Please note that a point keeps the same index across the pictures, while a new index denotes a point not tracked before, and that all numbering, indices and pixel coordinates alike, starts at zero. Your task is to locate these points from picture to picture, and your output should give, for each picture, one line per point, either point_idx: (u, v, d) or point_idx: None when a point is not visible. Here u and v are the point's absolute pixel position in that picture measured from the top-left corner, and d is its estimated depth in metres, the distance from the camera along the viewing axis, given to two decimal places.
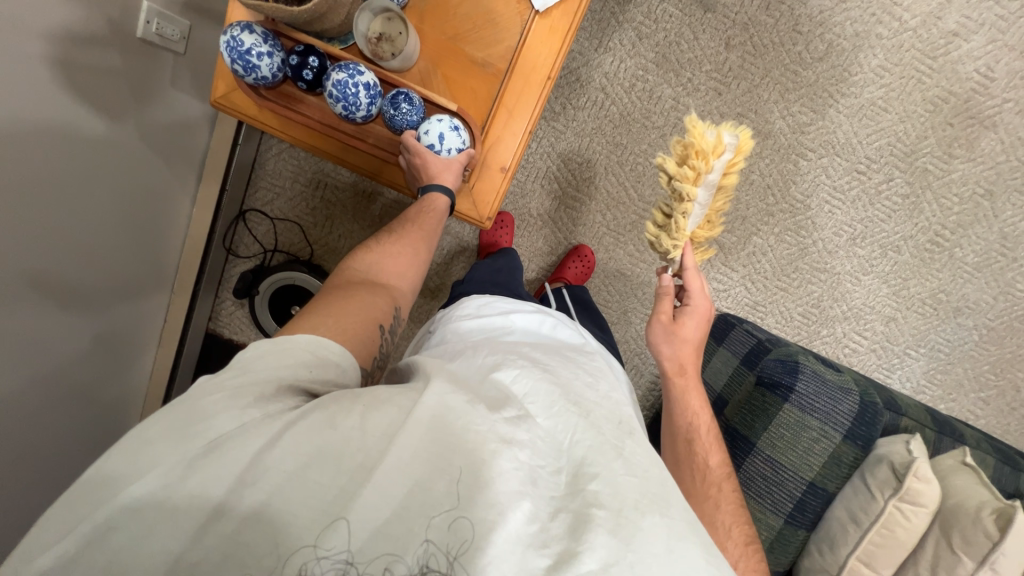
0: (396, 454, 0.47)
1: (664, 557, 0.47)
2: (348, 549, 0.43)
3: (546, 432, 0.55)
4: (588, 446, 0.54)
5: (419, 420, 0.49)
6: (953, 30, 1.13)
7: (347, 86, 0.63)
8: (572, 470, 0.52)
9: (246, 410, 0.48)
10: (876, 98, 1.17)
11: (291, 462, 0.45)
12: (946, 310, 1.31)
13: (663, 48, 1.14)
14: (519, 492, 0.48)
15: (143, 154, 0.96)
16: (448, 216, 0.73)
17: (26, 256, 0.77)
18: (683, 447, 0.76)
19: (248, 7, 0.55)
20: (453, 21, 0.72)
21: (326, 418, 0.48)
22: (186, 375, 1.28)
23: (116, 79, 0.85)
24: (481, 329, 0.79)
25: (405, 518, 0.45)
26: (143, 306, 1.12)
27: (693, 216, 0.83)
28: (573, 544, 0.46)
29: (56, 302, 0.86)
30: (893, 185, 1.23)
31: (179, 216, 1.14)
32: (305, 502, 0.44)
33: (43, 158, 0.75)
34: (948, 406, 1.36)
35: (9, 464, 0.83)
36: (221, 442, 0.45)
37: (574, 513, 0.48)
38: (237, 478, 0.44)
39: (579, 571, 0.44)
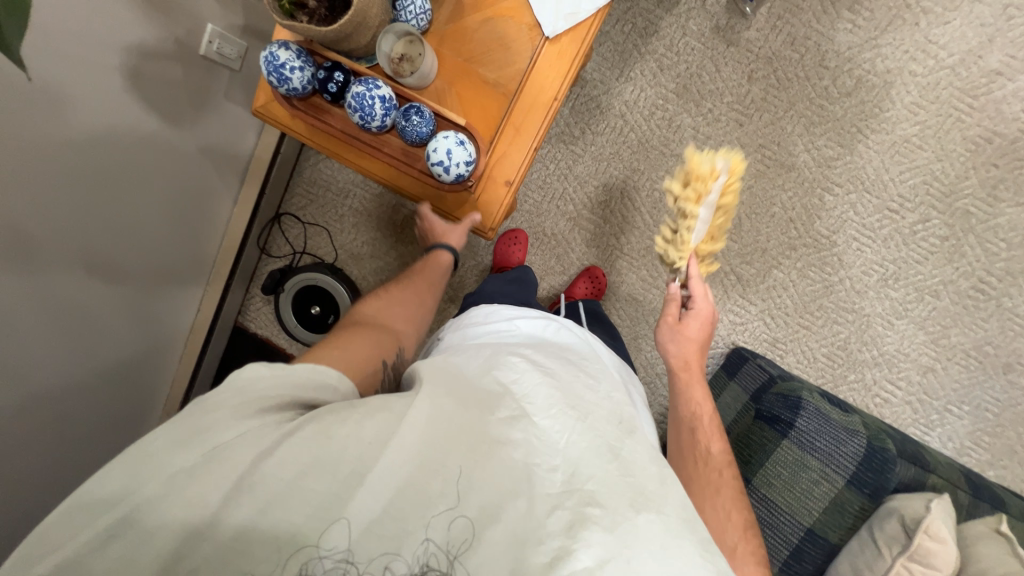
0: (391, 455, 0.49)
1: (659, 552, 0.49)
2: (348, 547, 0.45)
3: (542, 432, 0.56)
4: (584, 445, 0.55)
5: (412, 423, 0.51)
6: (995, 69, 1.08)
7: (365, 98, 0.69)
8: (571, 471, 0.53)
9: (247, 420, 0.49)
10: (910, 135, 1.12)
11: (290, 461, 0.47)
12: (994, 366, 1.21)
13: (684, 79, 1.16)
14: (515, 491, 0.51)
15: (193, 155, 1.06)
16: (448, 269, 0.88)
17: (86, 236, 0.88)
18: (688, 435, 0.72)
19: (285, 28, 0.62)
20: (469, 45, 0.77)
21: (321, 429, 0.49)
22: (210, 362, 1.37)
23: (177, 88, 0.96)
24: (488, 331, 0.81)
25: (406, 520, 0.47)
26: (181, 296, 1.21)
27: (697, 229, 0.82)
28: (569, 541, 0.48)
29: (102, 282, 0.96)
30: (929, 226, 1.16)
31: (220, 215, 1.24)
32: (299, 507, 0.45)
33: (106, 151, 0.86)
34: (999, 473, 1.23)
35: (42, 426, 0.91)
36: (221, 450, 0.47)
37: (572, 513, 0.50)
38: (226, 462, 0.46)
39: (574, 566, 0.47)
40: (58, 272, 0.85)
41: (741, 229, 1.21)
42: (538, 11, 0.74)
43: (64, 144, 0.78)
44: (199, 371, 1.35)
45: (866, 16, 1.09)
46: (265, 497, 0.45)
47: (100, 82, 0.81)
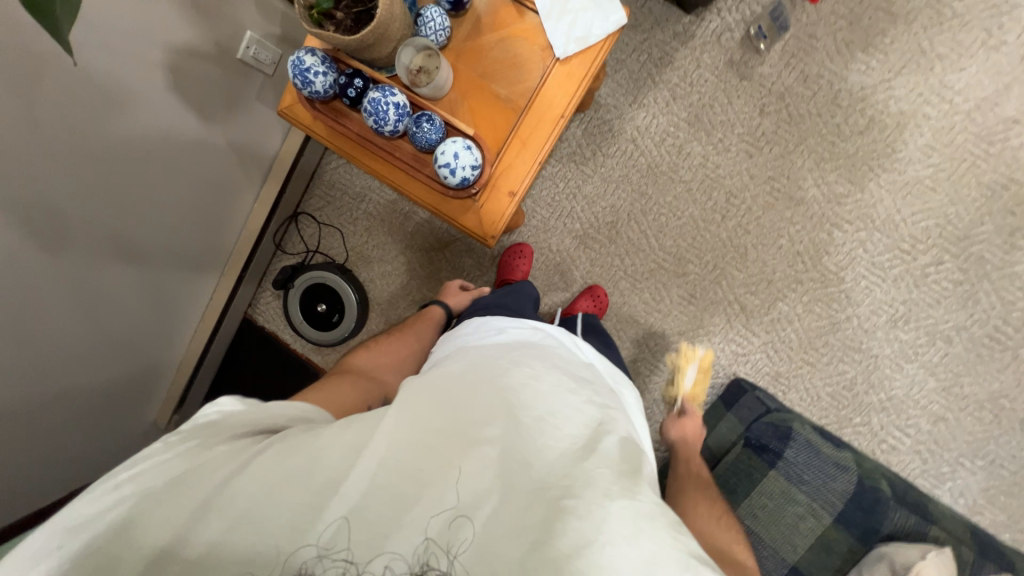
0: (363, 464, 0.51)
1: (634, 540, 0.49)
2: (347, 548, 0.47)
3: (517, 431, 0.56)
4: (559, 447, 0.56)
5: (384, 431, 0.54)
6: (1012, 117, 1.07)
7: (380, 104, 0.73)
8: (544, 469, 0.53)
9: (217, 445, 0.54)
10: (923, 176, 1.11)
11: (262, 473, 0.50)
12: (1010, 420, 1.16)
13: (695, 109, 1.18)
14: (490, 487, 0.52)
15: (221, 151, 1.12)
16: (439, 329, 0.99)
17: (112, 215, 0.95)
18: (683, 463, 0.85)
19: (312, 36, 0.67)
20: (484, 62, 0.80)
21: (286, 446, 0.53)
22: (217, 350, 1.40)
23: (213, 87, 1.02)
24: (477, 329, 0.81)
25: (395, 519, 0.49)
26: (197, 284, 1.27)
27: (686, 378, 1.09)
28: (546, 534, 0.48)
29: (115, 260, 1.01)
30: (942, 269, 1.14)
31: (240, 210, 1.30)
32: (279, 512, 0.48)
33: (139, 141, 0.93)
34: (1015, 536, 1.16)
35: (33, 390, 0.94)
36: (191, 470, 0.51)
37: (548, 506, 0.50)
38: (200, 474, 0.51)
39: (550, 557, 0.47)
40: (75, 242, 0.91)
41: (747, 259, 1.21)
42: (552, 33, 0.77)
43: (93, 127, 0.84)
44: (205, 361, 1.38)
45: (881, 57, 1.09)
46: (231, 509, 0.48)
47: (138, 75, 0.88)
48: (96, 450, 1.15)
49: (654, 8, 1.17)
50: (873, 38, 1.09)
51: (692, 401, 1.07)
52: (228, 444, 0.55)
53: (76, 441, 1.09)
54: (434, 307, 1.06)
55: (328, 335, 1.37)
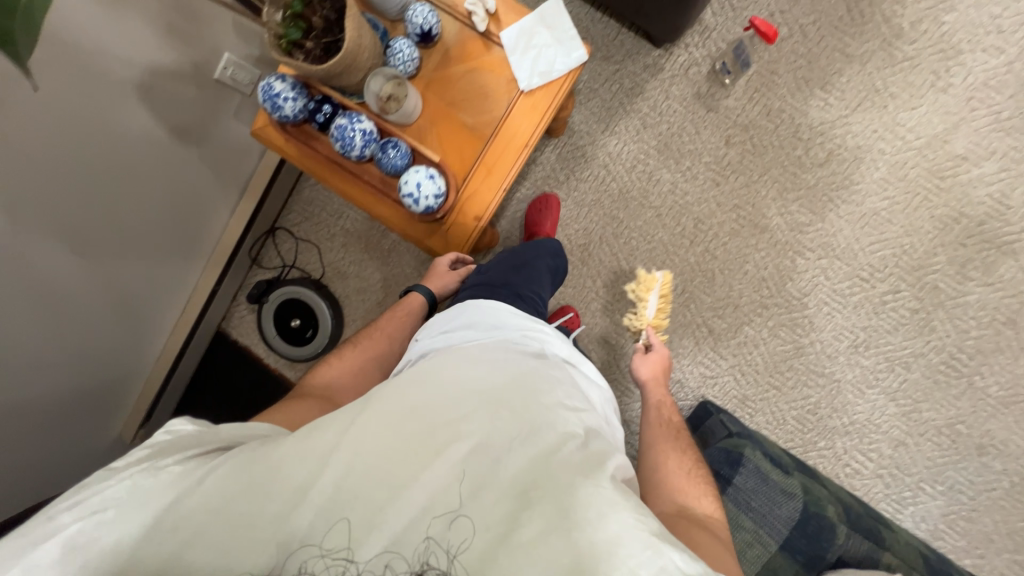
0: (340, 474, 0.55)
1: (602, 527, 0.51)
2: (347, 546, 0.52)
3: (493, 432, 0.59)
4: (527, 445, 0.58)
5: (358, 440, 0.57)
6: (961, 154, 1.12)
7: (346, 130, 0.75)
8: (515, 468, 0.57)
9: (168, 467, 0.56)
10: (880, 209, 1.16)
11: (217, 489, 0.54)
12: (967, 446, 1.19)
13: (665, 137, 1.22)
14: (471, 483, 0.55)
15: (196, 167, 1.13)
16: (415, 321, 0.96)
17: (86, 230, 0.96)
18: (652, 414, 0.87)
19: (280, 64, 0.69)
20: (452, 92, 0.83)
21: (241, 464, 0.56)
22: (187, 365, 1.39)
23: (188, 106, 1.04)
24: (456, 321, 0.80)
25: (389, 523, 0.53)
26: (169, 296, 1.26)
27: (649, 306, 1.11)
28: (517, 528, 0.52)
29: (82, 273, 1.00)
30: (898, 297, 1.18)
31: (215, 224, 1.30)
32: (259, 521, 0.53)
33: (111, 156, 0.94)
34: (975, 561, 1.19)
35: None
36: (145, 490, 0.54)
37: (519, 501, 0.54)
38: (156, 494, 0.54)
39: (527, 545, 0.51)
40: (43, 256, 0.91)
41: (714, 283, 1.24)
42: (516, 66, 0.80)
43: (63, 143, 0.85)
44: (174, 374, 1.36)
45: (838, 95, 1.15)
46: (191, 523, 0.52)
47: (109, 92, 0.89)
48: (56, 467, 1.12)
49: (625, 41, 1.21)
50: (830, 76, 1.14)
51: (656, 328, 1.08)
52: (179, 464, 0.57)
53: (39, 457, 1.07)
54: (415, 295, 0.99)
55: (303, 351, 1.37)
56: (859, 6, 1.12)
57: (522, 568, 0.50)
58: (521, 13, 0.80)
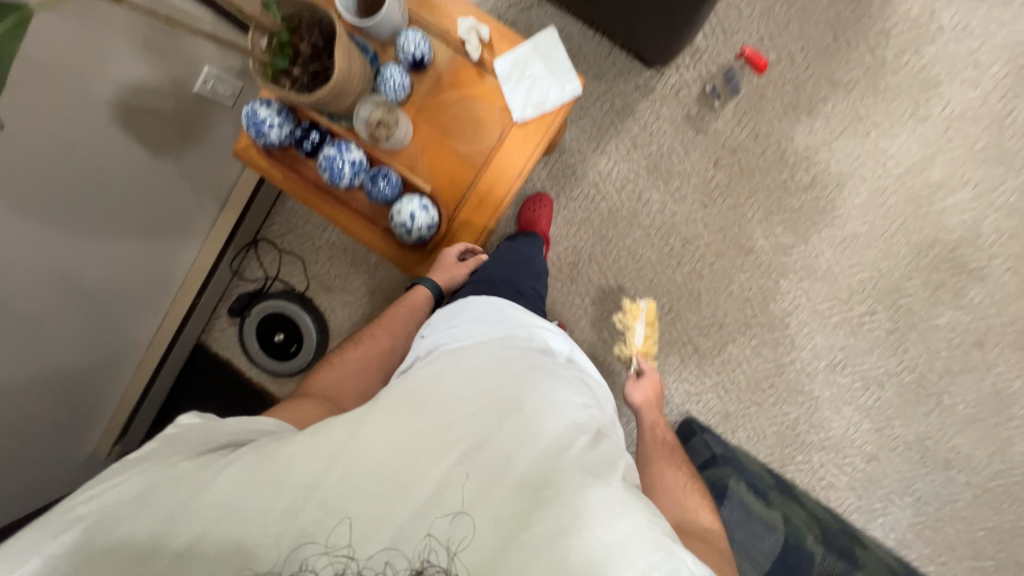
0: (343, 473, 0.54)
1: (604, 528, 0.52)
2: (348, 543, 0.52)
3: (497, 434, 0.58)
4: (536, 444, 0.58)
5: (362, 440, 0.56)
6: (936, 183, 1.16)
7: (335, 160, 0.73)
8: (520, 468, 0.56)
9: (181, 463, 0.56)
10: (860, 233, 1.20)
11: (227, 487, 0.53)
12: (934, 460, 1.24)
13: (654, 158, 1.23)
14: (474, 483, 0.55)
15: (173, 181, 1.08)
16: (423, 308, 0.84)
17: (57, 255, 0.91)
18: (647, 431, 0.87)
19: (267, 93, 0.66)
20: (444, 119, 0.81)
21: (251, 462, 0.55)
22: (165, 380, 1.35)
23: (166, 121, 0.99)
24: (459, 314, 0.76)
25: (393, 521, 0.53)
26: (148, 308, 1.22)
27: (636, 334, 1.14)
28: (523, 526, 0.52)
29: (56, 297, 0.96)
30: (875, 318, 1.22)
31: (195, 237, 1.25)
32: (262, 519, 0.52)
33: (86, 176, 0.89)
34: (939, 568, 1.25)
35: None
36: (157, 485, 0.54)
37: (526, 499, 0.54)
38: (167, 489, 0.53)
39: (530, 544, 0.51)
40: (17, 285, 0.87)
41: (700, 303, 1.26)
42: (509, 97, 0.79)
43: (35, 168, 0.80)
44: (152, 387, 1.32)
45: (823, 121, 1.17)
46: (201, 519, 0.51)
47: (80, 111, 0.83)
48: (27, 492, 1.08)
49: (618, 60, 1.21)
50: (816, 103, 1.17)
51: (646, 356, 1.11)
52: (190, 461, 0.56)
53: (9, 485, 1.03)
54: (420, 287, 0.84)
55: (287, 365, 1.35)
56: (846, 34, 1.14)
57: (527, 565, 0.50)
58: (516, 43, 0.79)
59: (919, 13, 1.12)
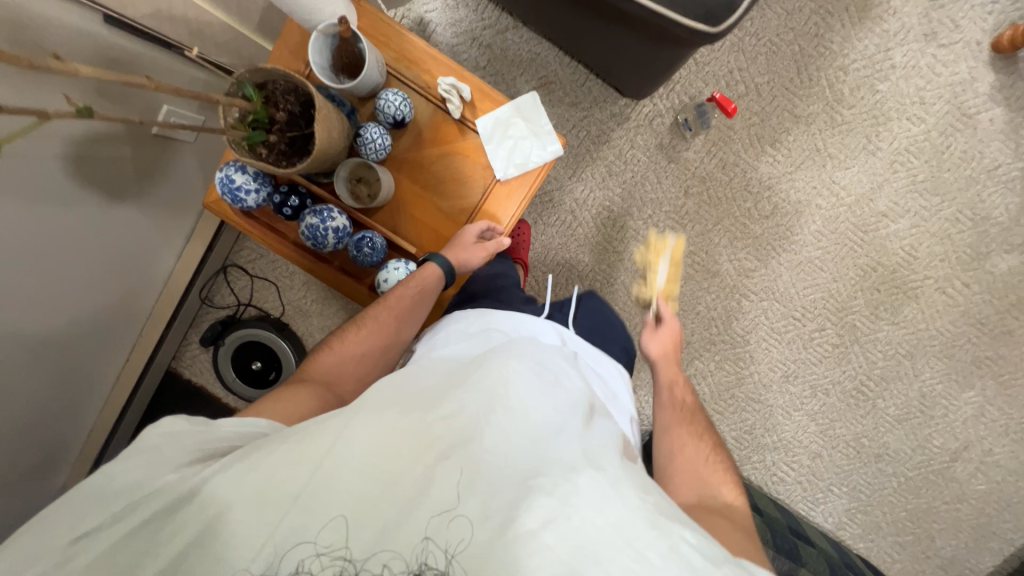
0: (329, 478, 0.52)
1: (597, 512, 0.52)
2: (344, 545, 0.51)
3: (486, 430, 0.57)
4: (527, 436, 0.57)
5: (345, 444, 0.53)
6: (882, 212, 1.26)
7: (318, 229, 0.73)
8: (511, 459, 0.55)
9: (167, 473, 0.53)
10: (813, 257, 1.29)
11: (219, 495, 0.51)
12: (868, 455, 1.41)
13: (628, 186, 1.26)
14: (466, 480, 0.53)
15: (135, 222, 1.03)
16: (432, 290, 0.75)
17: (17, 324, 0.86)
18: (665, 394, 0.85)
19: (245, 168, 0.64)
20: (426, 176, 0.81)
21: (238, 473, 0.51)
22: (135, 412, 1.32)
23: (124, 165, 0.93)
24: (440, 337, 0.75)
25: (385, 519, 0.52)
26: (112, 350, 1.16)
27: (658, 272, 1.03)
28: (514, 519, 0.51)
29: (22, 356, 0.91)
30: (824, 334, 1.34)
31: (161, 270, 1.20)
32: (250, 529, 0.50)
33: (44, 231, 0.83)
34: (867, 545, 1.44)
35: None
36: (141, 501, 0.51)
37: (518, 490, 0.53)
38: (153, 503, 0.51)
39: (525, 532, 0.51)
40: None
41: None
42: (492, 156, 0.80)
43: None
44: (123, 420, 1.29)
45: (784, 153, 1.23)
46: (194, 524, 0.50)
47: (28, 173, 0.77)
48: None
49: (593, 88, 1.22)
50: (779, 135, 1.22)
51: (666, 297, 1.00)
52: (177, 471, 0.53)
53: None
54: (429, 265, 0.74)
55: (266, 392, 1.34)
56: (808, 69, 1.19)
57: (523, 555, 0.50)
58: (498, 102, 0.78)
59: (875, 51, 1.17)
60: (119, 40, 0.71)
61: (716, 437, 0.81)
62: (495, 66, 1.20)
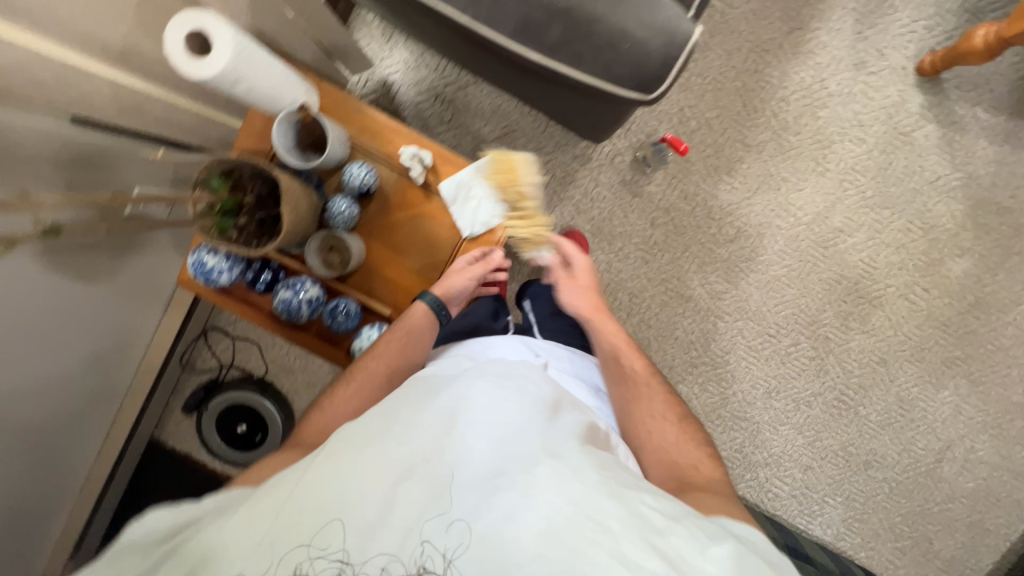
0: (320, 489, 0.54)
1: (574, 493, 0.54)
2: (343, 549, 0.52)
3: (464, 431, 0.59)
4: (501, 432, 0.59)
5: (333, 457, 0.56)
6: (838, 227, 1.32)
7: (292, 301, 0.75)
8: (491, 455, 0.57)
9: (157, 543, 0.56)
10: (780, 275, 1.34)
11: (213, 538, 0.53)
12: (857, 463, 1.43)
13: (597, 222, 1.31)
14: (450, 478, 0.55)
15: (111, 298, 1.03)
16: (421, 332, 0.76)
17: None
18: (614, 370, 0.80)
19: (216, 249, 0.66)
20: (395, 238, 0.84)
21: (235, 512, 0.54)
22: (117, 488, 1.29)
23: (97, 247, 0.94)
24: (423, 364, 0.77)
25: (377, 523, 0.53)
26: (87, 428, 1.14)
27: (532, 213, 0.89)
28: (498, 509, 0.53)
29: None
30: (799, 348, 1.38)
31: (139, 341, 1.19)
32: (251, 542, 0.52)
33: (22, 322, 0.84)
34: (868, 553, 1.44)
35: None
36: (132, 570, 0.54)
37: (500, 481, 0.55)
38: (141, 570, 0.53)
39: (508, 519, 0.53)
40: None
41: (650, 349, 1.36)
42: (457, 215, 0.83)
43: None
44: (104, 498, 1.25)
45: (741, 180, 1.30)
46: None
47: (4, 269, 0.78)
48: None
49: (554, 133, 1.28)
50: (734, 163, 1.29)
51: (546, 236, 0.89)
52: (166, 537, 0.56)
53: None
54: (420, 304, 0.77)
55: (250, 457, 1.32)
56: (753, 102, 1.27)
57: (509, 539, 0.52)
58: (458, 165, 0.83)
59: (811, 82, 1.26)
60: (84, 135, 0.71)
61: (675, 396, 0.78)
62: (459, 118, 1.26)
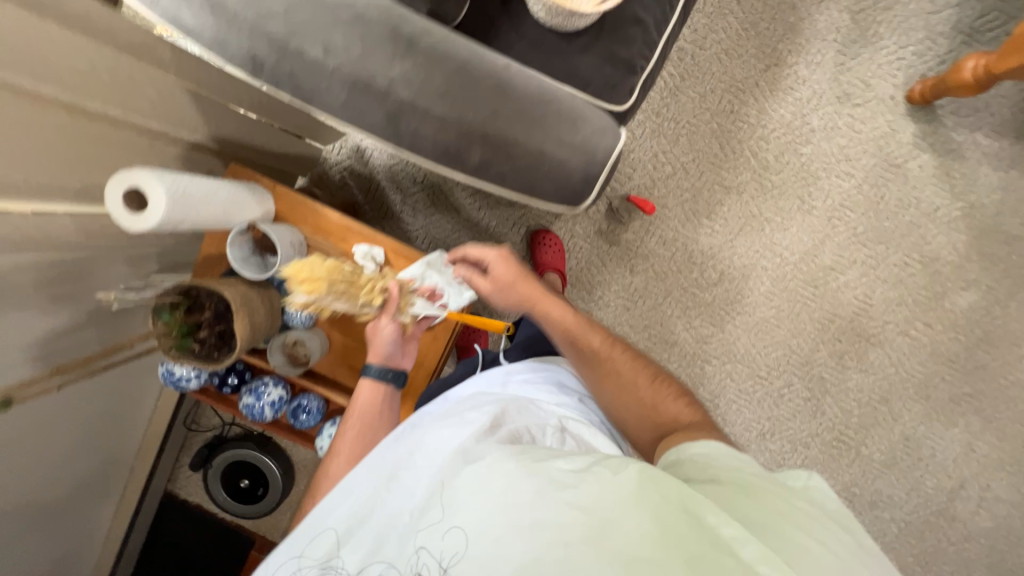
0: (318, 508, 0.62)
1: (514, 469, 0.54)
2: (336, 557, 0.58)
3: (422, 441, 0.64)
4: (451, 433, 0.64)
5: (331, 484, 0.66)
6: (829, 265, 1.27)
7: (255, 406, 0.80)
8: (445, 455, 0.61)
9: None
10: (768, 316, 1.30)
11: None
12: (862, 504, 1.35)
13: (575, 272, 1.30)
14: (416, 483, 0.60)
15: (118, 376, 1.11)
16: (372, 404, 0.77)
17: (19, 499, 0.93)
18: (571, 352, 0.80)
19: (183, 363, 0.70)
20: (356, 329, 0.87)
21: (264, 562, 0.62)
22: (136, 540, 1.37)
23: None
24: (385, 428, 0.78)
25: (365, 531, 0.58)
26: (105, 492, 1.22)
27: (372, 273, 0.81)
28: (453, 497, 0.55)
29: (24, 524, 0.97)
30: (793, 389, 1.32)
31: (147, 405, 1.27)
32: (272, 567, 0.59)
33: (39, 415, 0.90)
34: None
35: None
36: None
37: (454, 472, 0.57)
38: None
39: (466, 503, 0.54)
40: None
41: None
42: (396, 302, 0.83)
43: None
44: (124, 554, 1.34)
45: (721, 223, 1.26)
46: None
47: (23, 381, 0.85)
48: None
49: None
50: (713, 207, 1.26)
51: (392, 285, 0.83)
52: None
53: None
54: (363, 380, 0.77)
55: (255, 510, 1.39)
56: (730, 143, 1.23)
57: (472, 521, 0.52)
58: (413, 258, 0.84)
59: (792, 118, 1.21)
60: (61, 260, 0.75)
61: (627, 345, 0.82)
62: (431, 179, 1.27)
